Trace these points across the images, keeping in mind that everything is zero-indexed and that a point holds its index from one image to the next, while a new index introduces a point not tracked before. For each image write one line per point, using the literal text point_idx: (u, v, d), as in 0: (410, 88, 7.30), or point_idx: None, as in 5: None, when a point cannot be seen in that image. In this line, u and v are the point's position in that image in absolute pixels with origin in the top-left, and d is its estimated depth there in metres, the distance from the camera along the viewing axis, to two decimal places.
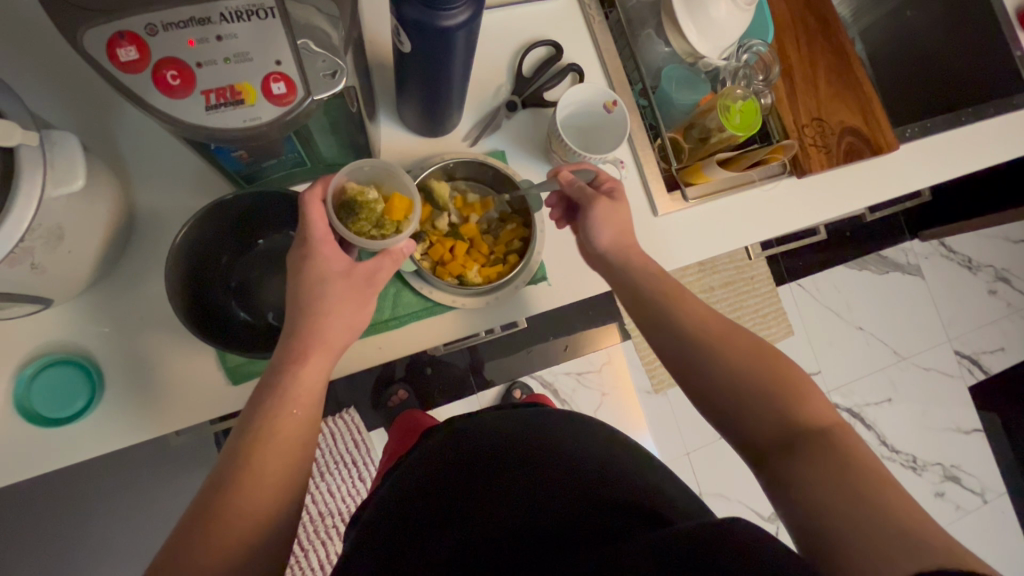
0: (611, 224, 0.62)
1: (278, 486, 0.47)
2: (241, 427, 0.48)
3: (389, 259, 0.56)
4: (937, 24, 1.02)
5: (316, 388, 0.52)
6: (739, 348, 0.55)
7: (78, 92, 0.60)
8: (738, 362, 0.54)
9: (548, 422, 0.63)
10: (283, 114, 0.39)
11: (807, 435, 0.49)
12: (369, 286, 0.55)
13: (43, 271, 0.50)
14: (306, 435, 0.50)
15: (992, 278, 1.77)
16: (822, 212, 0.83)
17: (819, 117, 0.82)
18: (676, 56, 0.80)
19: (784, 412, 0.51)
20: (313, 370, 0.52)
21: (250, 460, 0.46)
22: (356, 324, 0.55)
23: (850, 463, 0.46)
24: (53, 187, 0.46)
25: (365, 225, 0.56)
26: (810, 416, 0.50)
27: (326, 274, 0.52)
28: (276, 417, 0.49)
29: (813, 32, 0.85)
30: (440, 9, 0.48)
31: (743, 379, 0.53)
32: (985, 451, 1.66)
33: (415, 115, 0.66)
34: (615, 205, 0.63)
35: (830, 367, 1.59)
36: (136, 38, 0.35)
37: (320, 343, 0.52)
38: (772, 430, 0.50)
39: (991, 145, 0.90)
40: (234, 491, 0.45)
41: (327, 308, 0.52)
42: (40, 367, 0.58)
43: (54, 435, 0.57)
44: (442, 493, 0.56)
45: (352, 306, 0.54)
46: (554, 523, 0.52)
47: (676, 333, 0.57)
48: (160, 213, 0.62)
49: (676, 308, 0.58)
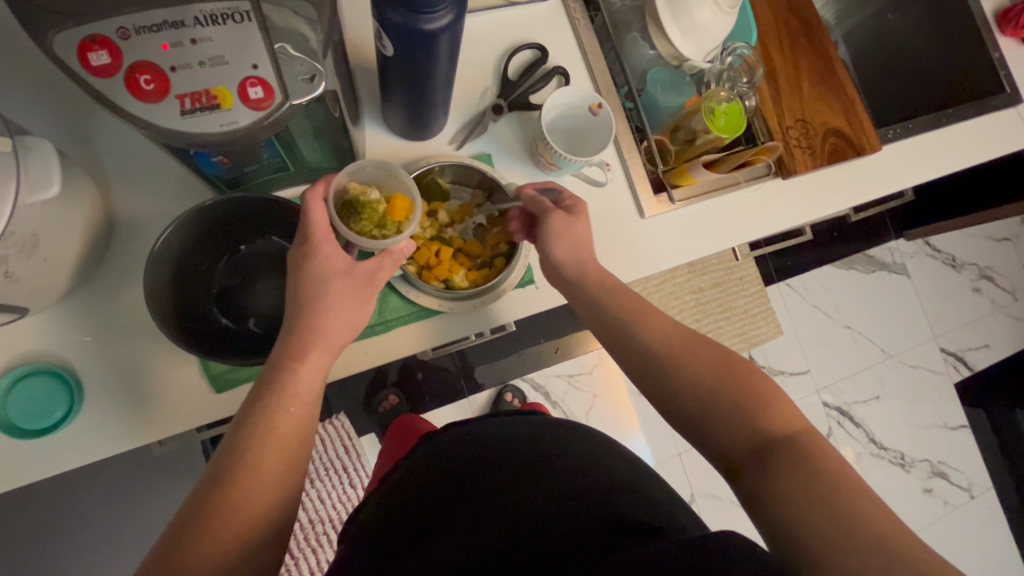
0: (564, 238, 0.63)
1: (267, 490, 0.46)
2: (236, 427, 0.47)
3: (390, 259, 0.55)
4: (917, 26, 1.03)
5: (314, 389, 0.51)
6: (705, 363, 0.55)
7: (56, 97, 0.59)
8: (702, 377, 0.54)
9: (536, 427, 0.63)
10: (261, 119, 0.39)
11: (779, 445, 0.48)
12: (369, 283, 0.55)
13: (19, 280, 0.49)
14: (300, 439, 0.49)
15: (976, 276, 1.79)
16: (807, 213, 0.84)
17: (803, 119, 0.83)
18: (661, 59, 0.80)
19: (753, 421, 0.50)
20: (312, 370, 0.51)
21: (244, 461, 0.45)
22: (357, 322, 0.54)
23: (822, 473, 0.45)
24: (26, 193, 0.45)
25: (367, 226, 0.56)
26: (780, 425, 0.50)
27: (331, 272, 0.52)
28: (273, 419, 0.48)
29: (796, 34, 0.86)
30: (422, 12, 0.47)
31: (708, 394, 0.53)
32: (971, 447, 1.69)
33: (400, 119, 0.66)
34: (570, 219, 0.63)
35: (818, 367, 1.61)
36: (108, 42, 0.35)
37: (322, 340, 0.52)
38: (741, 442, 0.50)
39: (972, 144, 0.92)
40: (219, 497, 0.44)
41: (325, 304, 0.52)
42: (17, 377, 0.56)
43: (33, 447, 0.56)
44: (422, 502, 0.56)
45: (350, 307, 0.53)
46: (529, 526, 0.52)
47: (642, 349, 0.58)
48: (141, 219, 0.61)
49: (641, 325, 0.59)
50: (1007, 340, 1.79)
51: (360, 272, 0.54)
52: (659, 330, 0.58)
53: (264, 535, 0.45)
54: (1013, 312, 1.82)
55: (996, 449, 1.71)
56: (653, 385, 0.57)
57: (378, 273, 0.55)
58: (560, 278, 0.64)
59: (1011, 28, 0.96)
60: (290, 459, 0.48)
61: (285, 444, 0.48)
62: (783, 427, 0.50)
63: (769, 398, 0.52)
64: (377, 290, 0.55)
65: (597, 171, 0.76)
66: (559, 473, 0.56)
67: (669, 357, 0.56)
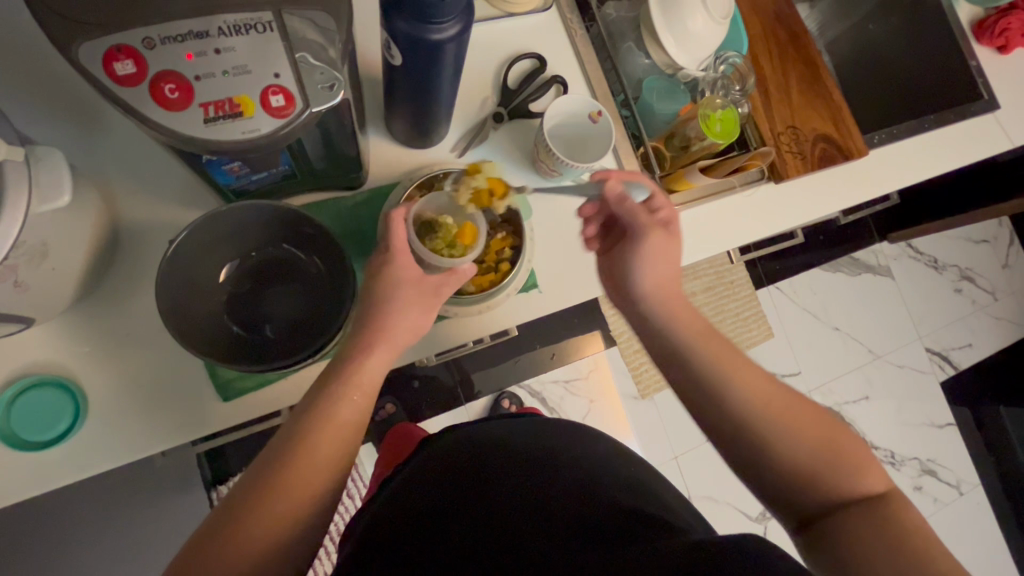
0: (660, 262, 0.64)
1: (304, 498, 0.46)
2: (283, 432, 0.49)
3: (454, 277, 0.59)
4: (896, 35, 1.08)
5: (377, 381, 0.54)
6: (799, 428, 0.53)
7: (60, 106, 0.59)
8: (800, 450, 0.52)
9: (542, 431, 0.64)
10: (282, 126, 0.39)
11: (858, 505, 0.49)
12: (435, 294, 0.58)
13: (27, 289, 0.49)
14: (346, 450, 0.50)
15: (957, 277, 1.84)
16: (800, 215, 0.86)
17: (792, 125, 0.85)
18: (656, 68, 0.82)
19: (839, 481, 0.51)
20: (378, 363, 0.54)
21: (285, 467, 0.46)
22: (419, 328, 0.58)
23: (908, 536, 0.46)
24: (37, 202, 0.45)
25: (438, 244, 0.61)
26: (866, 490, 0.51)
27: (399, 278, 0.56)
28: (318, 428, 0.48)
29: (783, 44, 0.89)
30: (431, 22, 0.49)
31: (799, 461, 0.52)
32: (958, 445, 1.72)
33: (404, 127, 0.67)
34: (669, 240, 0.64)
35: (810, 368, 1.63)
36: (133, 52, 0.35)
37: (387, 338, 0.55)
38: (822, 501, 0.51)
39: (952, 148, 0.95)
40: (258, 502, 0.44)
41: (397, 307, 0.55)
42: (37, 380, 0.56)
43: (35, 459, 0.55)
44: (426, 500, 0.56)
45: (418, 311, 0.57)
46: (531, 522, 0.52)
47: (730, 421, 0.55)
48: (146, 227, 0.61)
49: (726, 387, 0.56)
50: (990, 339, 1.84)
51: (431, 281, 0.58)
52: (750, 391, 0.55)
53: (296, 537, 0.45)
54: (994, 312, 1.87)
55: (982, 446, 1.74)
56: (738, 453, 0.55)
57: (443, 288, 0.59)
58: (636, 311, 0.65)
59: (987, 37, 1.00)
60: (330, 469, 0.48)
61: (329, 452, 0.48)
62: (866, 490, 0.51)
63: (858, 461, 0.52)
64: (442, 300, 0.59)
65: None
66: (562, 476, 0.56)
67: (760, 429, 0.54)
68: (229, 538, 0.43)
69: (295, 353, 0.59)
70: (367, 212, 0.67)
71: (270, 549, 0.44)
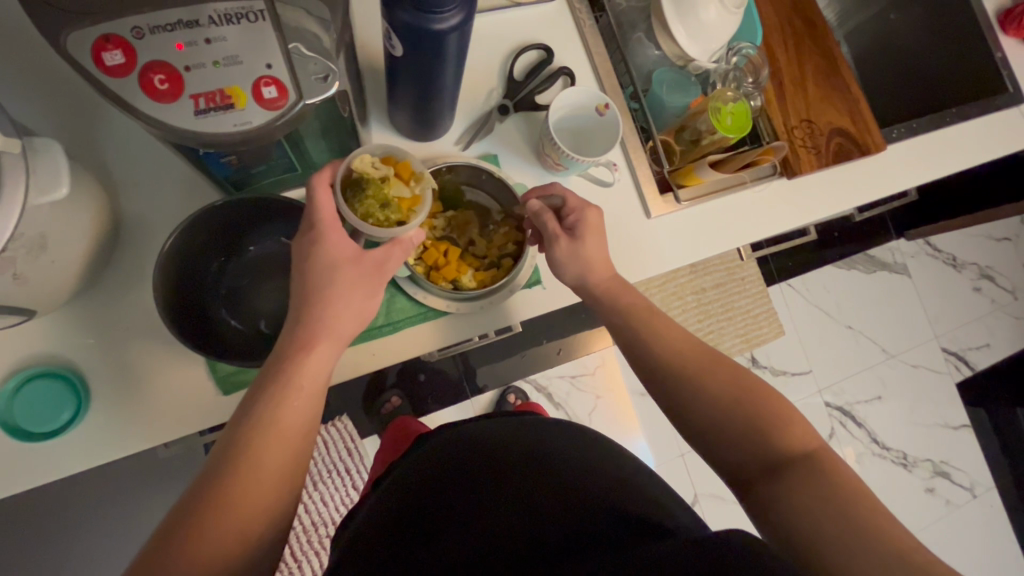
0: (572, 262, 0.62)
1: (250, 515, 0.45)
2: (229, 436, 0.47)
3: (399, 248, 0.56)
4: (918, 26, 1.04)
5: (320, 378, 0.52)
6: (738, 386, 0.55)
7: (64, 99, 0.59)
8: (744, 411, 0.54)
9: (528, 426, 0.62)
10: (274, 118, 0.38)
11: (796, 460, 0.50)
12: (377, 272, 0.55)
13: (26, 282, 0.48)
14: (292, 463, 0.48)
15: (976, 276, 1.80)
16: (815, 212, 0.84)
17: (808, 119, 0.83)
18: (666, 60, 0.81)
19: (772, 442, 0.52)
20: (319, 360, 0.52)
21: (228, 485, 0.45)
22: (365, 313, 0.55)
23: (840, 487, 0.47)
24: (36, 193, 0.45)
25: (371, 206, 0.56)
26: (796, 442, 0.52)
27: (337, 260, 0.52)
28: (257, 441, 0.47)
29: (800, 36, 0.86)
30: (431, 12, 0.47)
31: (740, 424, 0.53)
32: (973, 446, 1.69)
33: (407, 119, 0.66)
34: (577, 243, 0.62)
35: (820, 367, 1.61)
36: (123, 42, 0.35)
37: (329, 332, 0.52)
38: (764, 464, 0.51)
39: (975, 143, 0.92)
40: (199, 521, 0.43)
41: (336, 293, 0.52)
42: (54, 373, 0.57)
43: (37, 450, 0.56)
44: (413, 501, 0.55)
45: (361, 294, 0.54)
46: (517, 527, 0.50)
47: (669, 373, 0.58)
48: (148, 220, 0.61)
49: (681, 368, 0.58)
50: (1009, 339, 1.79)
51: (372, 262, 0.54)
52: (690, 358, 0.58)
53: (247, 554, 0.44)
54: (1014, 311, 1.82)
55: (998, 448, 1.71)
56: (679, 413, 0.57)
57: (388, 263, 0.56)
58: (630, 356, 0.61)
59: (1015, 28, 0.97)
60: (276, 483, 0.47)
61: (272, 464, 0.47)
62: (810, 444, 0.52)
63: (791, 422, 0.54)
64: (387, 276, 0.56)
65: (603, 171, 0.76)
66: (547, 476, 0.54)
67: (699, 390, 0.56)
68: (167, 555, 0.41)
69: None
70: None
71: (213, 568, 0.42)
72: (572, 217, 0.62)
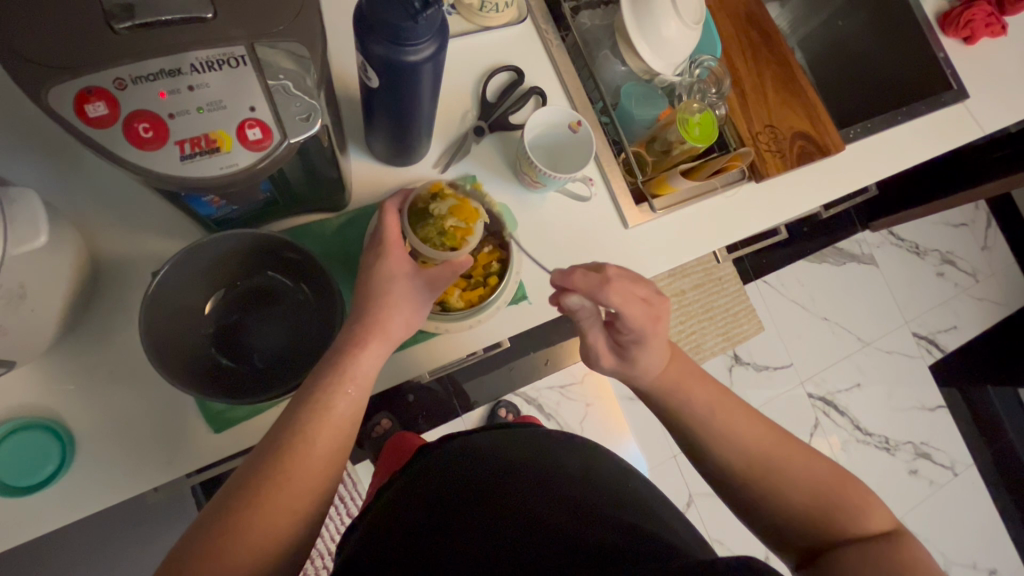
0: (630, 372, 0.61)
1: (296, 498, 0.47)
2: (259, 457, 0.48)
3: (450, 267, 0.58)
4: (864, 30, 1.10)
5: (370, 374, 0.55)
6: (792, 458, 0.56)
7: (33, 145, 0.58)
8: (802, 501, 0.54)
9: (547, 443, 0.63)
10: (260, 159, 0.39)
11: (845, 546, 0.51)
12: (431, 288, 0.59)
13: (5, 333, 0.47)
14: (337, 450, 0.51)
15: (939, 262, 1.87)
16: (782, 212, 0.87)
17: (770, 124, 0.87)
18: (633, 74, 0.83)
19: (830, 519, 0.53)
20: (371, 357, 0.55)
21: (281, 466, 0.47)
22: (414, 322, 0.59)
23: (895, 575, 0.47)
24: (14, 244, 0.44)
25: (431, 232, 0.61)
26: (865, 525, 0.52)
27: (395, 274, 0.57)
28: (311, 428, 0.50)
29: (757, 46, 0.90)
30: (406, 44, 0.49)
31: (800, 494, 0.54)
32: (950, 425, 1.75)
33: (384, 146, 0.67)
34: (632, 362, 0.60)
35: (801, 359, 1.65)
36: (105, 93, 0.35)
37: (381, 331, 0.56)
38: (820, 534, 0.53)
39: (926, 138, 0.97)
40: (255, 498, 0.46)
41: (392, 301, 0.56)
42: (59, 437, 0.56)
43: (19, 506, 0.54)
44: (438, 516, 0.53)
45: (414, 305, 0.58)
46: (537, 539, 0.49)
47: (728, 464, 0.57)
48: (128, 261, 0.60)
49: (729, 429, 0.57)
50: (974, 320, 1.87)
51: (420, 277, 0.58)
52: (747, 429, 0.57)
53: None
54: (977, 293, 1.90)
55: (973, 426, 1.77)
56: (738, 490, 0.57)
57: (438, 282, 0.59)
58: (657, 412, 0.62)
59: (953, 29, 1.02)
60: (314, 482, 0.49)
61: (322, 448, 0.50)
62: (868, 527, 0.52)
63: (860, 500, 0.54)
64: (434, 295, 0.59)
65: (579, 186, 0.78)
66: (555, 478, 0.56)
67: (762, 481, 0.55)
68: (230, 528, 0.44)
69: (283, 383, 0.58)
70: (354, 232, 0.67)
71: (250, 562, 0.44)
72: (627, 335, 0.59)
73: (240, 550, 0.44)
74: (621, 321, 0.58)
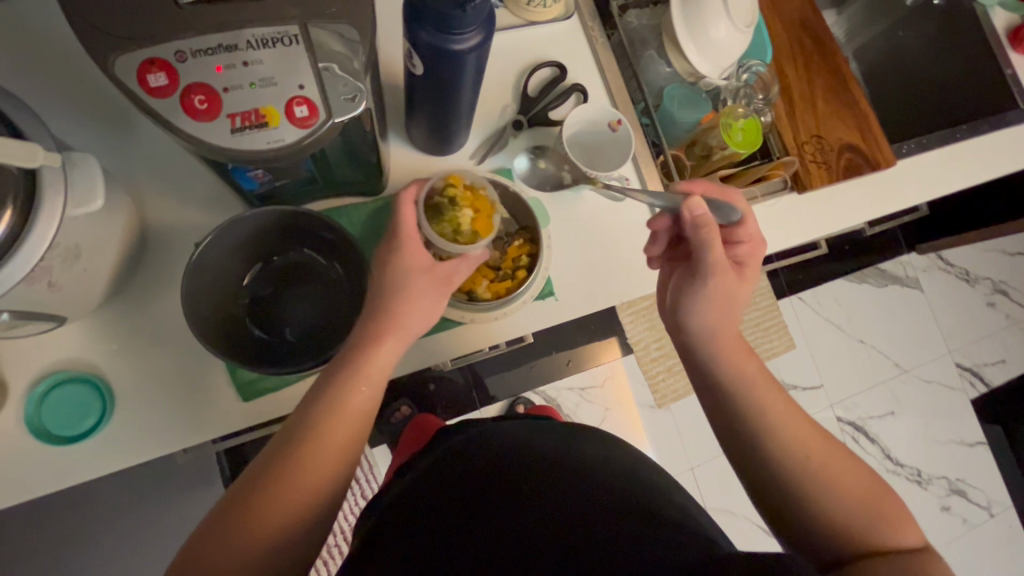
0: (715, 307, 0.61)
1: (310, 486, 0.48)
2: (277, 447, 0.50)
3: (466, 263, 0.59)
4: (926, 43, 1.05)
5: (385, 370, 0.55)
6: (826, 461, 0.54)
7: (95, 115, 0.62)
8: (837, 500, 0.52)
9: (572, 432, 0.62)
10: (305, 136, 0.40)
11: (896, 554, 0.49)
12: (448, 282, 0.59)
13: (59, 289, 0.50)
14: (353, 440, 0.52)
15: (990, 291, 1.78)
16: (824, 226, 0.84)
17: (818, 134, 0.84)
18: (678, 76, 0.82)
19: (867, 526, 0.51)
20: (386, 354, 0.56)
21: (293, 460, 0.49)
22: (428, 316, 0.58)
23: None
24: (73, 205, 0.47)
25: (446, 228, 0.60)
26: (897, 538, 0.50)
27: (412, 269, 0.56)
28: (326, 421, 0.51)
29: (809, 52, 0.87)
30: (453, 33, 0.49)
31: (841, 499, 0.52)
32: (989, 464, 1.66)
33: (425, 134, 0.68)
34: (731, 288, 0.61)
35: (832, 381, 1.60)
36: (166, 65, 0.37)
37: (397, 329, 0.56)
38: (850, 543, 0.51)
39: (986, 158, 0.92)
40: (272, 481, 0.47)
41: (410, 298, 0.56)
42: (102, 395, 0.59)
43: (60, 455, 0.57)
44: (458, 500, 0.54)
45: (430, 299, 0.57)
46: (558, 532, 0.49)
47: (767, 453, 0.55)
48: (175, 230, 0.63)
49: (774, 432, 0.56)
50: None
51: (439, 270, 0.58)
52: (788, 427, 0.56)
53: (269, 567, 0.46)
54: None
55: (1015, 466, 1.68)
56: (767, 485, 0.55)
57: (456, 274, 0.59)
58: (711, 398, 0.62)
59: None
60: (328, 469, 0.50)
61: (336, 440, 0.51)
62: (900, 541, 0.50)
63: (891, 511, 0.52)
64: (453, 287, 0.59)
65: (614, 185, 0.77)
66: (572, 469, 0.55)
67: (798, 472, 0.53)
68: (246, 515, 0.46)
69: (309, 357, 0.59)
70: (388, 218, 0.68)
71: (268, 544, 0.46)
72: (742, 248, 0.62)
73: (257, 531, 0.45)
74: (734, 231, 0.62)
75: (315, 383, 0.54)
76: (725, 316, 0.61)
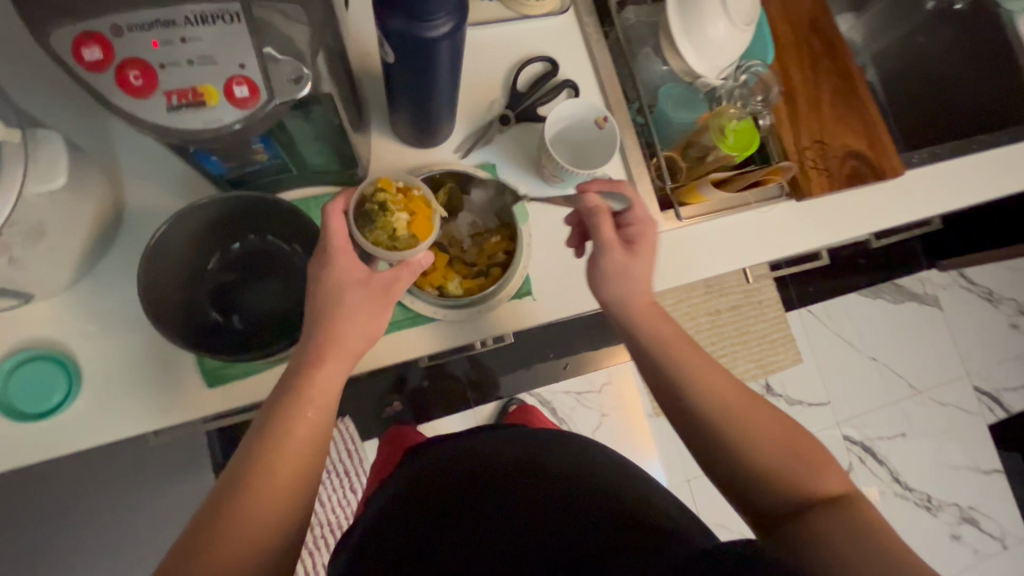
0: (620, 279, 0.61)
1: (264, 520, 0.48)
2: (227, 482, 0.49)
3: (407, 270, 0.57)
4: (946, 49, 1.01)
5: (332, 392, 0.54)
6: (756, 422, 0.55)
7: (79, 96, 0.62)
8: (760, 460, 0.53)
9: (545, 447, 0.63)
10: (245, 116, 0.40)
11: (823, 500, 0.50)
12: (386, 292, 0.56)
13: (21, 266, 0.51)
14: (305, 465, 0.51)
15: (1014, 312, 1.70)
16: (824, 236, 0.81)
17: (821, 140, 0.81)
18: (674, 75, 0.79)
19: (796, 481, 0.51)
20: (329, 375, 0.54)
21: (241, 497, 0.48)
22: (373, 332, 0.56)
23: (858, 533, 0.47)
24: (34, 182, 0.47)
25: (382, 235, 0.58)
26: (821, 486, 0.51)
27: (347, 282, 0.54)
28: (271, 452, 0.50)
29: (817, 54, 0.84)
30: (422, 19, 0.48)
31: (774, 459, 0.53)
32: (1006, 493, 1.58)
33: (405, 126, 0.66)
34: (630, 259, 0.61)
35: (840, 398, 1.54)
36: (101, 38, 0.37)
37: (339, 348, 0.54)
38: (783, 500, 0.51)
39: (1005, 171, 0.87)
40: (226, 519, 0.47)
41: (352, 314, 0.54)
42: (69, 374, 0.59)
43: (24, 431, 0.58)
44: None
45: (375, 315, 0.56)
46: None
47: (706, 433, 0.55)
48: (150, 213, 0.63)
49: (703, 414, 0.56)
50: None
51: (376, 282, 0.55)
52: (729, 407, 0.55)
53: None
54: None
55: None
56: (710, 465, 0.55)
57: (396, 284, 0.57)
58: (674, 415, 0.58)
59: None
60: (283, 500, 0.49)
61: (287, 469, 0.50)
62: (822, 487, 0.51)
63: (813, 460, 0.53)
64: (395, 297, 0.57)
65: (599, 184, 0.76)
66: None
67: (728, 441, 0.54)
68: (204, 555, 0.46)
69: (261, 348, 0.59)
70: None
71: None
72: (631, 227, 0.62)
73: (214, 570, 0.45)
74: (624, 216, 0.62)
75: (262, 409, 0.53)
76: (631, 282, 0.61)
